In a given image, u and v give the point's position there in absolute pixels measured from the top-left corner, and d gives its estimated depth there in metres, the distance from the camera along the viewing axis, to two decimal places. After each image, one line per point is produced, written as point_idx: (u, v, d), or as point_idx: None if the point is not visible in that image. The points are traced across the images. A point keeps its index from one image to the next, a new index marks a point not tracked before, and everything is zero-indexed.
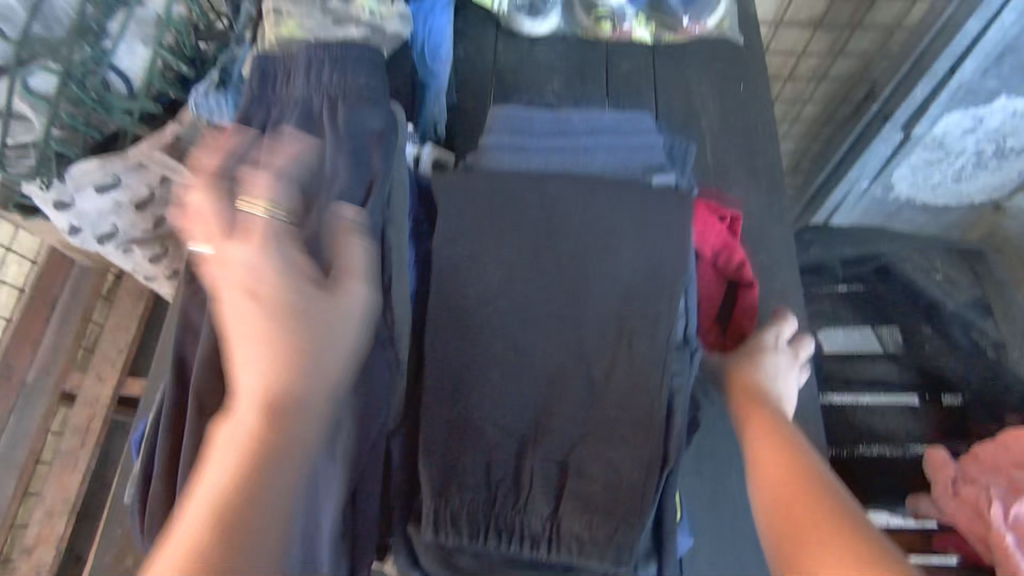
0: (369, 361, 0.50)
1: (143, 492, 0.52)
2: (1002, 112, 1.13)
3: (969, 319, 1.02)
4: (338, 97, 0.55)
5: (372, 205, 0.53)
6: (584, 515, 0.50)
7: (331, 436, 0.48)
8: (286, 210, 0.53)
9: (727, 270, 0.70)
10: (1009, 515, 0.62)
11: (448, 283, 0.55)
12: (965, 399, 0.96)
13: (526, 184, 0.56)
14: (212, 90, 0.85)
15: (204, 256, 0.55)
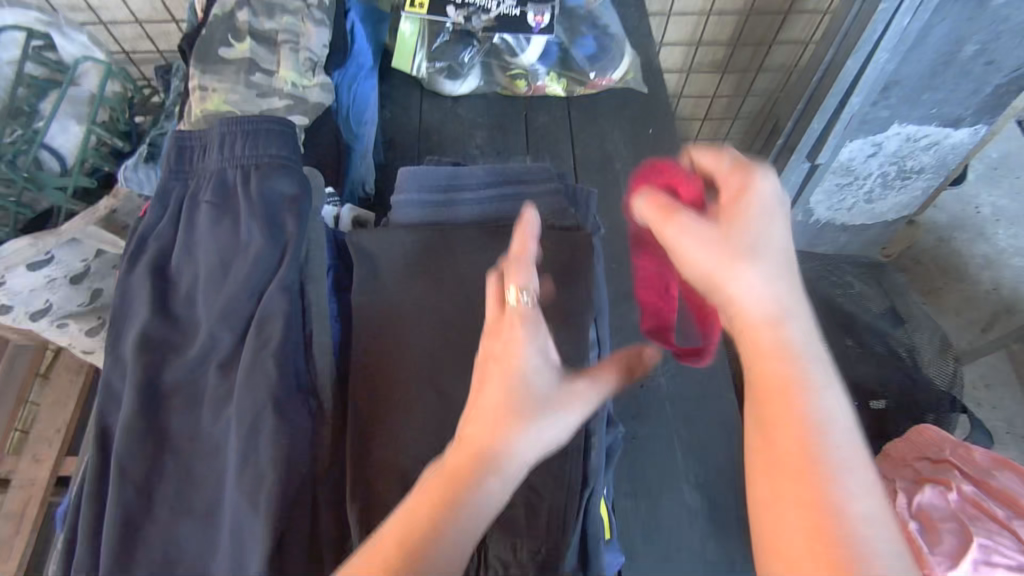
0: (290, 411, 0.52)
1: (66, 565, 0.52)
2: (896, 137, 1.26)
3: (885, 330, 1.08)
4: (252, 166, 0.58)
5: (289, 264, 0.56)
6: (510, 541, 0.51)
7: (255, 488, 0.49)
8: (206, 276, 0.56)
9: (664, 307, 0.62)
10: (913, 503, 0.67)
11: (369, 331, 0.58)
12: (889, 403, 1.02)
13: (434, 237, 0.60)
14: (141, 163, 0.87)
15: (127, 324, 0.56)
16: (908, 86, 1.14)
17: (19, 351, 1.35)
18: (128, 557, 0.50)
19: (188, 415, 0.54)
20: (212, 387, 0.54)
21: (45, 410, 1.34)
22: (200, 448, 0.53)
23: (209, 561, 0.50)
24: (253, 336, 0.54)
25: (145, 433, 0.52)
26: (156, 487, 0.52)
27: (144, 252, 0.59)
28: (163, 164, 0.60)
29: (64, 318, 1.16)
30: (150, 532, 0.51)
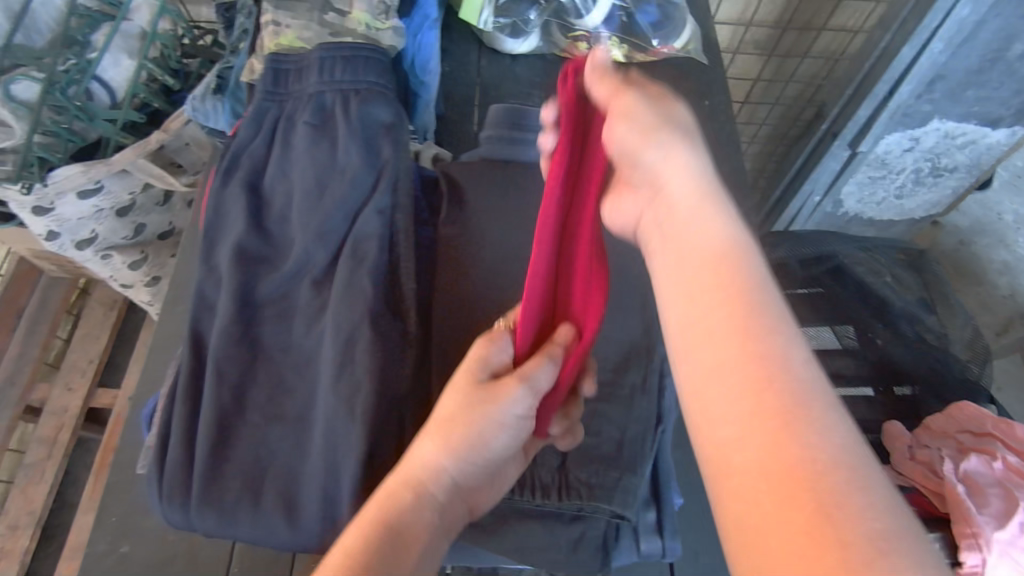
0: (384, 331, 0.53)
1: (160, 461, 0.54)
2: (934, 133, 1.27)
3: (918, 316, 1.12)
4: (351, 91, 0.59)
5: (384, 187, 0.57)
6: (593, 466, 0.53)
7: (351, 397, 0.51)
8: (301, 193, 0.57)
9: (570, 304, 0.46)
10: (960, 468, 0.70)
11: (456, 260, 0.59)
12: (916, 389, 1.07)
13: (521, 175, 0.62)
14: (208, 94, 0.87)
15: (222, 237, 0.58)
16: (954, 81, 1.15)
17: (53, 282, 1.36)
18: (221, 457, 0.52)
19: (281, 327, 0.56)
20: (304, 302, 0.56)
21: (78, 341, 1.36)
22: (292, 360, 0.55)
23: (299, 466, 0.52)
24: (348, 255, 0.55)
25: (241, 341, 0.55)
26: (250, 392, 0.54)
27: (237, 167, 0.60)
28: (261, 84, 0.61)
29: (108, 249, 1.18)
30: (243, 434, 0.53)
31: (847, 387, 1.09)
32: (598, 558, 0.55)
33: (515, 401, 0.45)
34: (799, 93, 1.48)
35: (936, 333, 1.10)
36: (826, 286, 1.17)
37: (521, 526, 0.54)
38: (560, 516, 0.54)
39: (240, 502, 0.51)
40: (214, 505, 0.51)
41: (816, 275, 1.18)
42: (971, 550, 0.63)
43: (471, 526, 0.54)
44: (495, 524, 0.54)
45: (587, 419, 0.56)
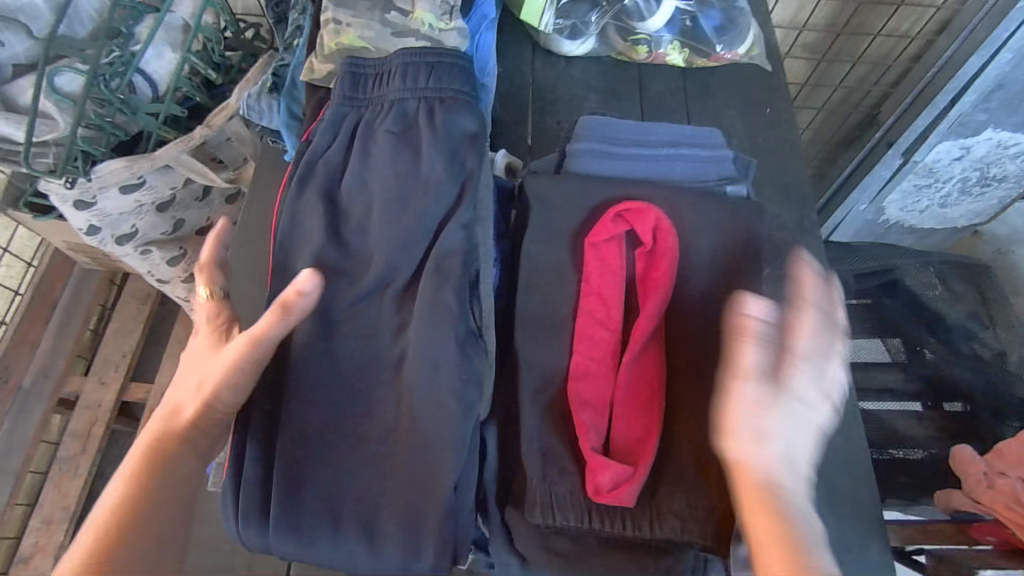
0: (470, 351, 0.52)
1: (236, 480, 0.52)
2: (986, 143, 1.23)
3: (972, 331, 1.08)
4: (435, 100, 0.58)
5: (468, 200, 0.55)
6: (685, 497, 0.52)
7: (440, 421, 0.50)
8: (383, 203, 0.55)
9: (630, 408, 0.55)
10: None
11: (537, 279, 0.58)
12: (968, 407, 1.03)
13: (606, 187, 0.59)
14: (264, 93, 0.85)
15: (301, 248, 0.56)
16: (1014, 90, 1.12)
17: (86, 276, 1.35)
18: (297, 480, 0.50)
19: (362, 341, 0.54)
20: (386, 318, 0.54)
21: (111, 335, 1.34)
22: (371, 378, 0.53)
23: (378, 491, 0.50)
24: (431, 272, 0.53)
25: (320, 355, 0.53)
26: (327, 410, 0.52)
27: (313, 174, 0.58)
28: (340, 88, 0.59)
29: (147, 244, 1.16)
30: (320, 453, 0.51)
31: (897, 403, 1.04)
32: None
33: (242, 362, 0.51)
34: (849, 98, 1.44)
35: (997, 353, 1.06)
36: (876, 301, 1.14)
37: (611, 556, 0.52)
38: (651, 550, 0.52)
39: (318, 526, 0.49)
40: (293, 529, 0.50)
41: (868, 288, 1.14)
42: None
43: (559, 556, 0.53)
44: (582, 554, 0.53)
45: (674, 446, 0.54)
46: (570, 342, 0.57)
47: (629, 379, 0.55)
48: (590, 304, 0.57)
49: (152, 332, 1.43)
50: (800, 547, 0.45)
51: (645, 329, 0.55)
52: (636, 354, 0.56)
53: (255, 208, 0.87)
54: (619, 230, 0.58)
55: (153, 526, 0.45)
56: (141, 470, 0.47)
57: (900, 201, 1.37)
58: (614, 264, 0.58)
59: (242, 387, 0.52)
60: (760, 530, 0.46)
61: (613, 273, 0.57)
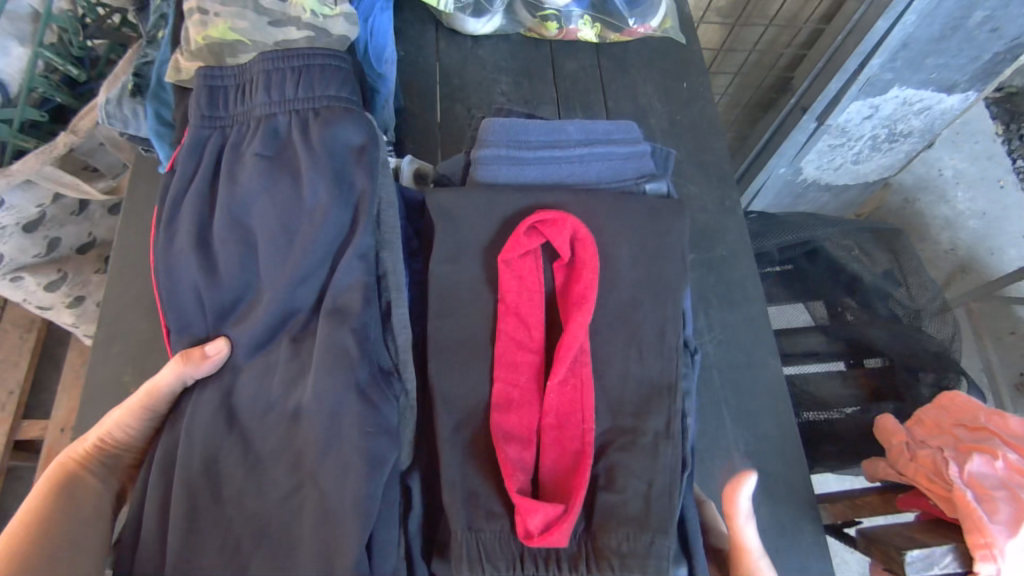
0: (377, 396, 0.46)
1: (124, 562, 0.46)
2: (894, 100, 1.25)
3: (888, 290, 1.09)
4: (309, 112, 0.50)
5: (364, 225, 0.48)
6: (623, 528, 0.48)
7: (342, 480, 0.43)
8: (266, 240, 0.48)
9: (559, 437, 0.51)
10: (965, 471, 0.69)
11: (447, 305, 0.53)
12: (886, 362, 1.04)
13: (520, 197, 0.53)
14: (126, 96, 0.74)
15: (188, 301, 0.50)
16: (917, 49, 1.12)
17: None
18: (178, 557, 0.44)
19: (256, 394, 0.48)
20: (277, 365, 0.48)
21: None
22: (257, 433, 0.47)
23: (278, 566, 0.44)
24: (327, 313, 0.47)
25: (217, 411, 0.47)
26: (224, 477, 0.46)
27: (179, 209, 0.50)
28: (196, 109, 0.51)
29: (18, 270, 1.02)
30: (206, 526, 0.45)
31: (819, 365, 1.06)
32: None
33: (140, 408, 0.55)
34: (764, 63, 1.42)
35: (910, 312, 1.08)
36: (798, 267, 1.13)
37: None
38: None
39: None
40: None
41: (791, 257, 1.13)
42: (984, 560, 0.61)
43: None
44: None
45: (607, 473, 0.50)
46: (490, 370, 0.53)
47: (556, 403, 0.52)
48: (508, 324, 0.52)
49: (44, 359, 1.29)
50: None
51: (571, 349, 0.51)
52: (563, 375, 0.52)
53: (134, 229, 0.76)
54: (535, 243, 0.52)
55: (52, 540, 0.50)
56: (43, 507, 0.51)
57: (816, 161, 1.40)
58: (534, 279, 0.53)
59: (138, 427, 0.57)
60: None
61: (531, 288, 0.53)
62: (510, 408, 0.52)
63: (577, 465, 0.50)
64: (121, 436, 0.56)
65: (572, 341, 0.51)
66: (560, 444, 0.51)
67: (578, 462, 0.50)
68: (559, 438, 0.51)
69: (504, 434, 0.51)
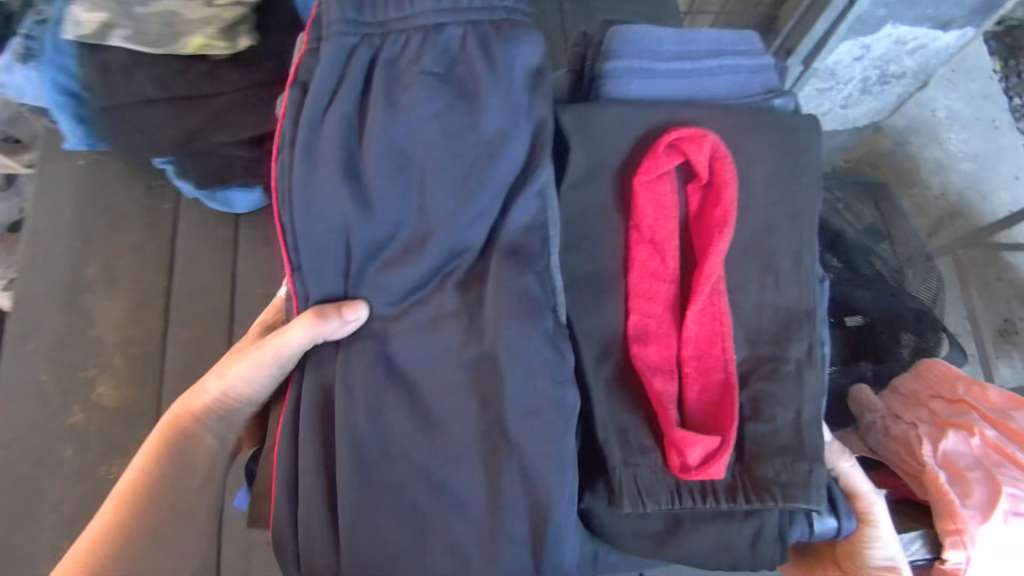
0: (561, 340, 0.45)
1: (289, 506, 0.48)
2: (887, 40, 1.01)
3: (869, 247, 0.92)
4: (484, 27, 0.46)
5: (544, 160, 0.46)
6: (779, 458, 0.47)
7: (545, 437, 0.43)
8: (437, 172, 0.45)
9: (702, 369, 0.49)
10: (938, 450, 0.63)
11: (578, 230, 0.50)
12: (869, 318, 0.86)
13: (655, 114, 0.49)
14: (14, 59, 0.63)
15: (333, 242, 0.46)
16: None
17: None
18: (360, 499, 0.44)
19: (413, 339, 0.46)
20: (445, 309, 0.46)
21: None
22: (431, 376, 0.45)
23: (460, 502, 0.44)
24: (504, 254, 0.45)
25: (374, 361, 0.46)
26: (390, 433, 0.46)
27: (324, 133, 0.45)
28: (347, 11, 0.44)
29: None
30: (381, 471, 0.45)
31: None
32: (778, 552, 0.48)
33: (258, 367, 0.52)
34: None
35: (893, 269, 0.92)
36: None
37: (697, 530, 0.48)
38: (734, 516, 0.48)
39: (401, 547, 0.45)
40: (361, 553, 0.44)
41: None
42: (952, 547, 0.58)
43: (643, 537, 0.48)
44: (669, 530, 0.48)
45: (753, 403, 0.49)
46: (624, 302, 0.49)
47: (693, 334, 0.49)
48: (641, 253, 0.49)
49: None
50: None
51: (710, 278, 0.48)
52: (699, 306, 0.49)
53: (85, 214, 0.73)
54: (673, 163, 0.48)
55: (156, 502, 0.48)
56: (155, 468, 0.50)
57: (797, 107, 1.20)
58: (669, 203, 0.49)
59: (258, 384, 0.54)
60: None
61: (667, 215, 0.49)
62: (648, 342, 0.49)
63: (722, 397, 0.48)
64: (242, 389, 0.54)
65: (713, 269, 0.48)
66: (706, 378, 0.49)
67: (722, 395, 0.48)
68: (701, 371, 0.49)
69: (649, 367, 0.48)
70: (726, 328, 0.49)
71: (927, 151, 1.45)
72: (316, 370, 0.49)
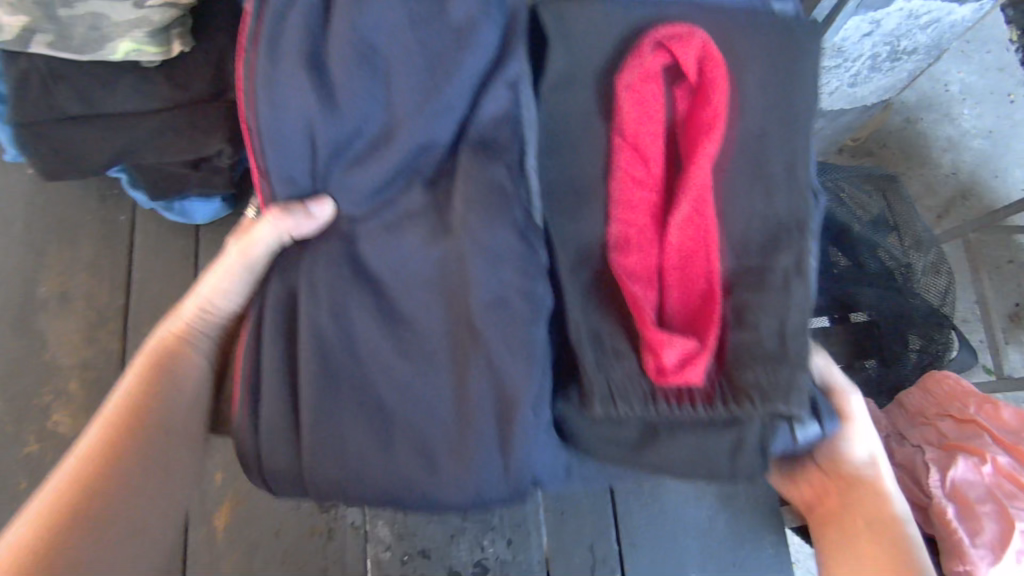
0: (534, 239, 0.43)
1: (255, 408, 0.46)
2: (901, 9, 0.92)
3: (875, 239, 0.87)
4: None
5: (518, 48, 0.41)
6: (759, 365, 0.45)
7: (511, 338, 0.42)
8: (404, 62, 0.42)
9: (684, 281, 0.47)
10: (948, 481, 0.64)
11: (557, 133, 0.47)
12: (872, 318, 0.85)
13: (644, 12, 0.46)
14: None
15: (301, 139, 0.43)
16: None
17: None
18: (328, 393, 0.45)
19: (381, 242, 0.45)
20: (413, 210, 0.44)
21: None
22: (401, 275, 0.45)
23: (427, 403, 0.45)
24: (474, 149, 0.43)
25: (340, 260, 0.45)
26: (357, 335, 0.45)
27: (284, 23, 0.42)
28: None
29: None
30: (348, 370, 0.45)
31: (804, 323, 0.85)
32: (760, 463, 0.47)
33: (232, 273, 0.49)
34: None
35: (901, 264, 0.87)
36: None
37: (674, 438, 0.47)
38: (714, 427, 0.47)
39: (368, 444, 0.45)
40: (330, 447, 0.45)
41: None
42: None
43: (618, 443, 0.48)
44: (646, 437, 0.47)
45: (736, 314, 0.47)
46: (606, 211, 0.47)
47: (677, 244, 0.47)
48: (624, 158, 0.47)
49: None
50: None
51: (693, 187, 0.46)
52: (684, 214, 0.47)
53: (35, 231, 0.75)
54: (660, 64, 0.46)
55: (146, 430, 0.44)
56: (139, 384, 0.45)
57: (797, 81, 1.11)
58: (656, 109, 0.47)
59: (237, 293, 0.50)
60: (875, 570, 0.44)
61: (652, 121, 0.47)
62: (630, 252, 0.47)
63: (706, 310, 0.47)
64: (219, 304, 0.50)
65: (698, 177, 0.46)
66: (689, 290, 0.47)
67: (706, 309, 0.47)
68: (683, 283, 0.47)
69: (628, 275, 0.47)
70: (712, 240, 0.47)
71: (935, 128, 1.45)
72: (278, 275, 0.47)
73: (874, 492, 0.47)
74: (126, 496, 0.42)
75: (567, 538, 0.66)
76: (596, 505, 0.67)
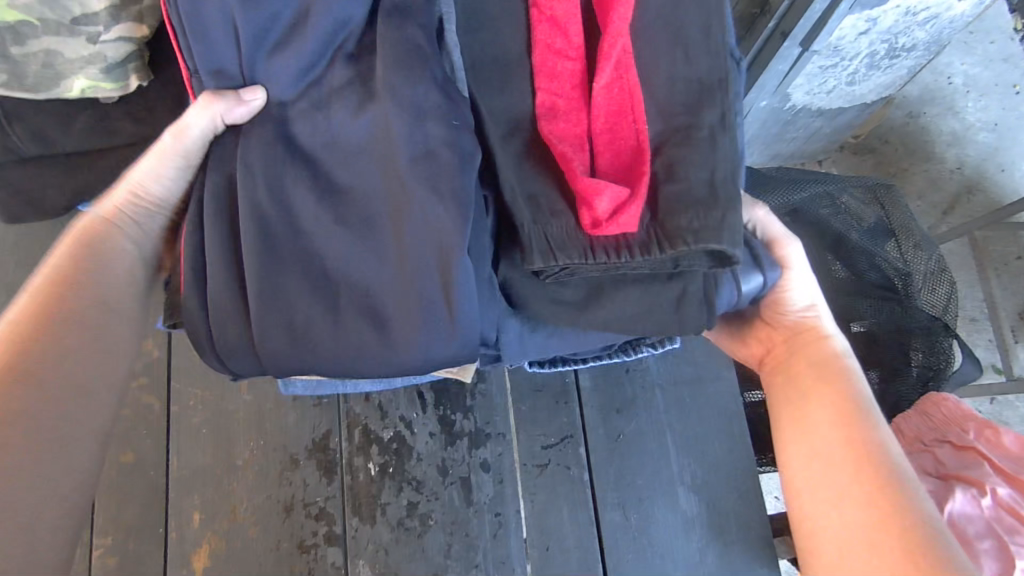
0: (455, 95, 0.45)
1: (203, 298, 0.47)
2: (894, 11, 1.03)
3: (871, 250, 0.85)
4: None
5: None
6: (691, 210, 0.45)
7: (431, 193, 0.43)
8: None
9: (611, 141, 0.48)
10: (948, 514, 0.72)
11: (477, 17, 0.50)
12: (874, 329, 0.84)
13: None
14: None
15: (234, 33, 0.46)
16: None
17: None
18: (272, 268, 0.46)
19: (315, 122, 0.47)
20: (342, 89, 0.47)
21: None
22: (336, 150, 0.47)
23: (366, 270, 0.46)
24: (390, 16, 0.46)
25: (274, 142, 0.48)
26: (295, 210, 0.47)
27: None
28: None
29: None
30: (292, 248, 0.46)
31: None
32: (703, 317, 0.47)
33: (167, 155, 0.51)
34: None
35: (901, 273, 0.84)
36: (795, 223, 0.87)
37: (618, 292, 0.47)
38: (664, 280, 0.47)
39: (316, 313, 0.46)
40: (283, 320, 0.46)
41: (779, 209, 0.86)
42: None
43: (564, 304, 0.48)
44: (589, 297, 0.48)
45: (667, 169, 0.47)
46: (532, 83, 0.49)
47: (605, 105, 0.48)
48: (543, 31, 0.49)
49: None
50: (856, 399, 0.48)
51: (608, 47, 0.47)
52: (608, 77, 0.48)
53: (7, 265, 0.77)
54: None
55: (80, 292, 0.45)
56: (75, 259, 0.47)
57: (805, 86, 1.23)
58: None
59: (173, 180, 0.53)
60: (819, 401, 0.49)
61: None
62: (562, 115, 0.48)
63: (633, 166, 0.47)
64: (152, 189, 0.52)
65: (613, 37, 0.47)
66: (616, 149, 0.48)
67: (633, 165, 0.47)
68: (610, 143, 0.48)
69: (553, 133, 0.48)
70: (634, 99, 0.48)
71: (937, 123, 1.64)
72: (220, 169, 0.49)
73: (828, 371, 0.50)
74: (63, 363, 0.43)
75: (548, 533, 0.64)
76: (571, 495, 0.65)
